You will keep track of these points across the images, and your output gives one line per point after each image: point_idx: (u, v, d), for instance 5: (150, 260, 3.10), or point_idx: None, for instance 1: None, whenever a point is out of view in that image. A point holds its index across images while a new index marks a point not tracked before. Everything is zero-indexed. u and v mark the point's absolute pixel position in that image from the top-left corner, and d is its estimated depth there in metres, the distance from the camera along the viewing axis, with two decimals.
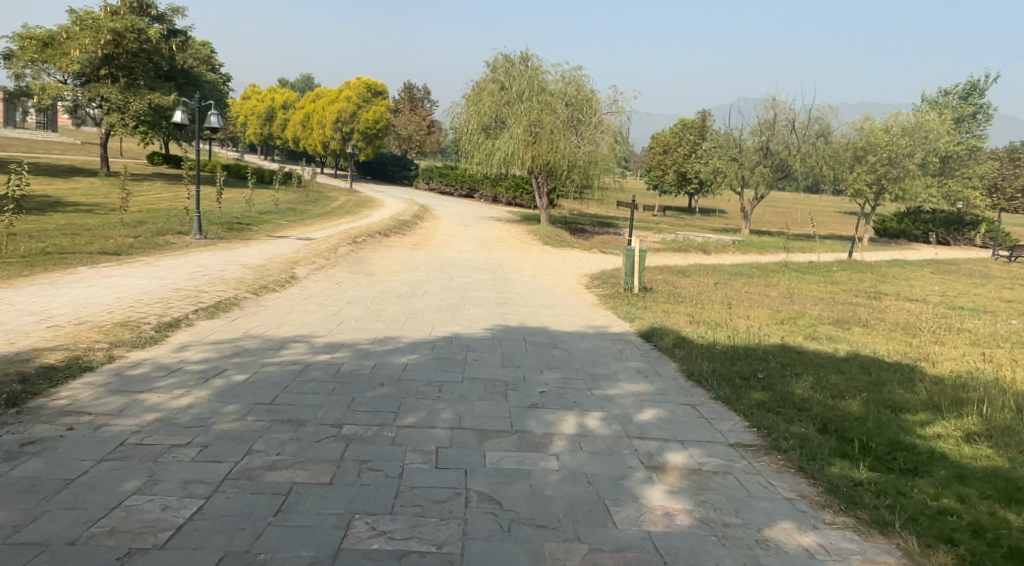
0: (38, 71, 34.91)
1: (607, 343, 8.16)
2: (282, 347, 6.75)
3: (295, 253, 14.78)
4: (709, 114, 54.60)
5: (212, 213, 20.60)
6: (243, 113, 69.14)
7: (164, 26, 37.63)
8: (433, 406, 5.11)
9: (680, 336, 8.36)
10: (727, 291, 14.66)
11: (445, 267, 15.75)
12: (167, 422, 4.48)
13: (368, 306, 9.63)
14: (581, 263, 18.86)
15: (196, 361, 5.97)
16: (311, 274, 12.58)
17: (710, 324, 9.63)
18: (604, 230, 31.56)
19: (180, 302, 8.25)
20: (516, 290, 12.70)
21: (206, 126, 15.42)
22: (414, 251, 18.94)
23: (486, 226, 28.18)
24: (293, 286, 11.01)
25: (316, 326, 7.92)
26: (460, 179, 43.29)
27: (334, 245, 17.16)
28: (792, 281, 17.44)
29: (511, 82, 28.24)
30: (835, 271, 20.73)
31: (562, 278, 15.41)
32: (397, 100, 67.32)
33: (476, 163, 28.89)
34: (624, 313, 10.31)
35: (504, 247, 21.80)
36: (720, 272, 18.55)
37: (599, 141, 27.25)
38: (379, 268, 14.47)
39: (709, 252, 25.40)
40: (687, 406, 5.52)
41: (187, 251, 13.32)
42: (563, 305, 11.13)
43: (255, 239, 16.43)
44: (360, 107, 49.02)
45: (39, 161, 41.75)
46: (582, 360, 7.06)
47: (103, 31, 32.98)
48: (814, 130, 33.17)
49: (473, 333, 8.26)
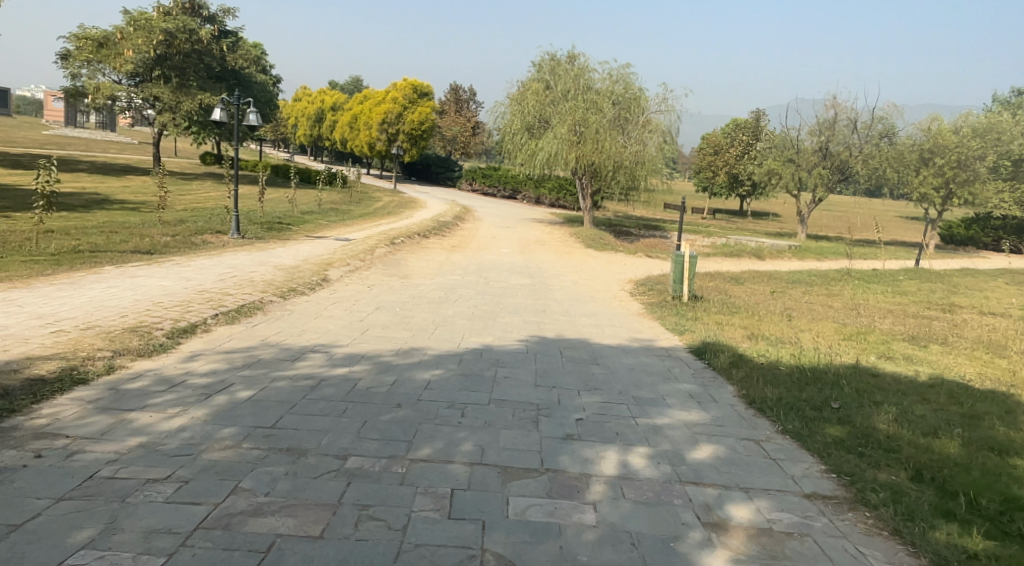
0: (94, 71, 35.75)
1: (654, 359, 7.40)
2: (298, 358, 6.20)
3: (330, 254, 14.39)
4: (763, 114, 53.03)
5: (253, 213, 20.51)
6: (293, 114, 70.18)
7: (215, 26, 38.28)
8: (453, 435, 4.45)
9: (736, 354, 7.55)
10: (784, 302, 13.66)
11: (483, 270, 15.16)
12: (150, 448, 3.94)
13: (398, 312, 9.06)
14: (626, 267, 18.05)
15: (202, 372, 5.46)
16: (344, 277, 12.12)
17: (770, 340, 8.77)
18: (650, 234, 30.57)
19: (200, 305, 7.82)
20: (556, 297, 12.00)
21: (245, 124, 15.12)
22: (453, 253, 18.42)
23: (529, 228, 27.54)
24: (324, 289, 10.54)
25: (339, 334, 7.36)
26: (504, 180, 42.80)
27: (371, 246, 16.75)
28: (855, 291, 16.29)
29: (557, 81, 27.57)
30: (902, 280, 19.41)
31: (605, 283, 14.66)
32: (444, 101, 67.27)
33: (518, 164, 28.27)
34: (673, 324, 9.51)
35: (546, 250, 21.14)
36: (775, 280, 17.50)
37: (648, 141, 26.35)
38: (415, 271, 13.96)
39: (763, 258, 24.25)
40: (749, 442, 4.75)
41: (221, 251, 13.05)
42: (606, 315, 10.37)
43: (292, 239, 16.14)
44: (406, 108, 48.81)
45: (96, 160, 42.93)
46: (626, 380, 6.32)
47: (155, 31, 33.84)
48: (878, 130, 31.92)
49: (508, 345, 7.60)
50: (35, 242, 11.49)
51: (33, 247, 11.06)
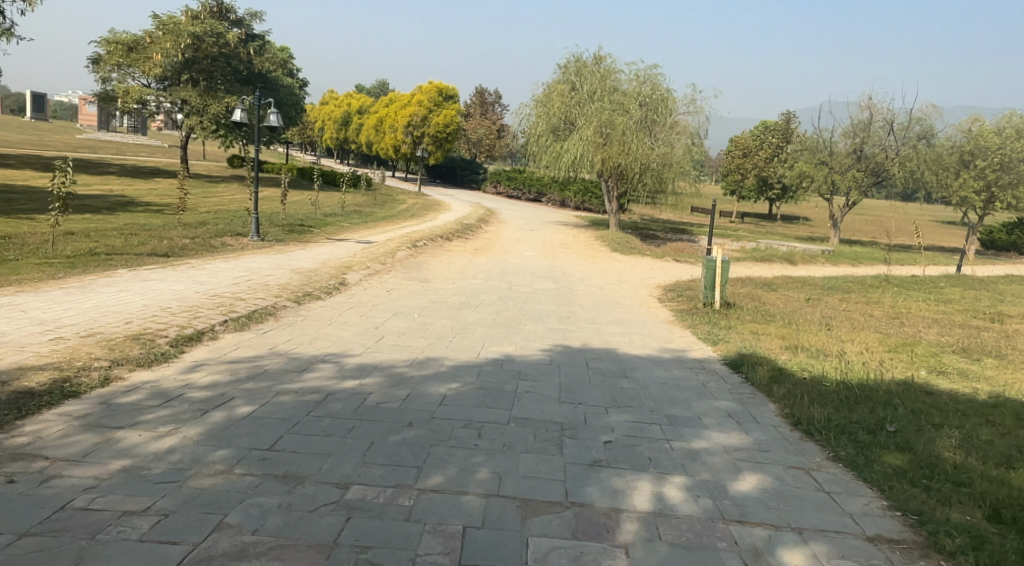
0: (123, 75, 35.94)
1: (687, 373, 6.91)
2: (306, 369, 5.82)
3: (350, 257, 14.10)
4: (793, 116, 52.04)
5: (276, 216, 20.38)
6: (319, 117, 70.62)
7: (242, 30, 38.44)
8: (467, 460, 4.02)
9: (777, 368, 7.02)
10: (821, 310, 13.05)
11: (506, 275, 14.79)
12: (133, 473, 3.57)
13: (416, 319, 8.66)
14: (654, 272, 17.52)
15: (203, 385, 5.11)
16: (362, 281, 11.79)
17: (811, 351, 8.22)
18: (677, 237, 29.93)
19: (210, 310, 7.50)
20: (581, 303, 11.53)
21: (265, 125, 14.88)
22: (476, 256, 18.09)
23: (553, 231, 27.10)
24: (341, 294, 10.20)
25: (352, 343, 6.99)
26: (528, 183, 42.46)
27: (392, 249, 16.44)
28: (895, 298, 15.61)
29: (582, 82, 27.10)
30: (943, 287, 18.64)
31: (632, 289, 14.16)
32: (468, 104, 67.21)
33: (543, 166, 27.85)
34: (705, 334, 9.01)
35: (570, 254, 20.71)
36: (809, 287, 16.83)
37: (676, 142, 25.79)
38: (437, 275, 13.63)
39: (795, 263, 23.54)
40: (799, 471, 4.26)
41: (239, 253, 12.81)
42: (635, 322, 9.87)
43: (312, 242, 15.91)
44: (431, 111, 48.59)
45: (125, 163, 43.40)
46: (658, 396, 5.85)
47: (183, 35, 34.09)
48: (914, 132, 30.97)
49: (530, 356, 7.16)
50: (53, 244, 11.33)
51: (50, 249, 10.89)
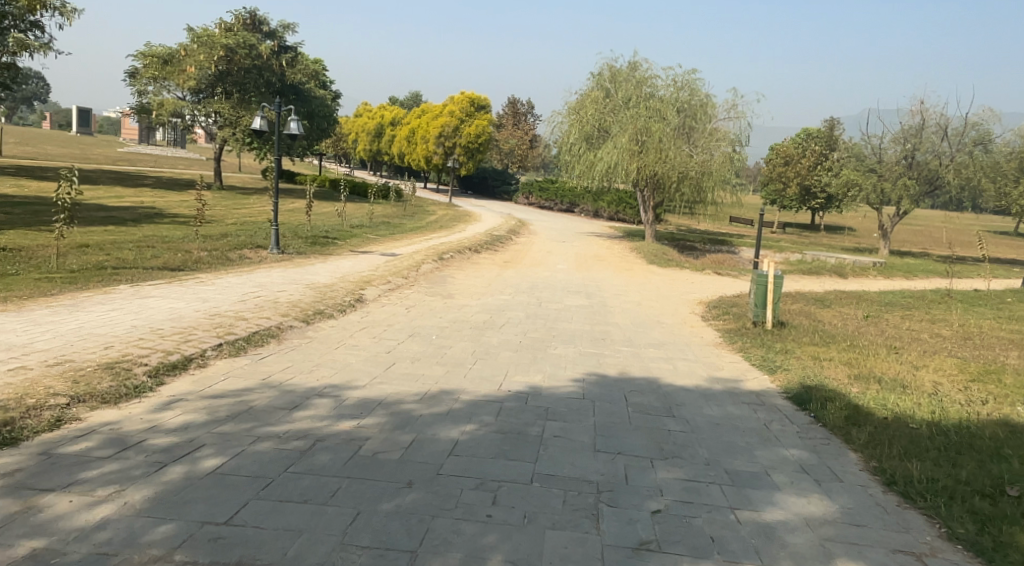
0: (159, 88, 36.21)
1: (745, 411, 5.95)
2: (298, 406, 4.98)
3: (371, 271, 13.40)
4: (837, 123, 50.53)
5: (301, 228, 19.87)
6: (353, 129, 70.80)
7: (275, 42, 38.32)
8: (477, 541, 3.14)
9: (853, 406, 5.99)
10: (881, 331, 11.91)
11: (535, 289, 13.96)
12: (40, 561, 2.76)
13: (434, 341, 7.81)
14: (694, 286, 16.48)
15: (170, 429, 4.30)
16: (381, 297, 11.03)
17: (886, 385, 7.15)
18: (716, 249, 28.72)
19: (205, 332, 6.75)
20: (617, 322, 10.57)
21: (286, 133, 14.25)
22: (504, 269, 17.32)
23: (587, 242, 26.15)
24: (355, 312, 9.40)
25: (357, 371, 6.15)
26: (561, 194, 41.63)
27: (416, 262, 15.69)
28: (961, 317, 14.40)
29: (617, 89, 26.26)
30: (1011, 303, 17.33)
31: (673, 305, 13.20)
32: (502, 116, 66.94)
33: (575, 176, 26.93)
34: (760, 360, 8.03)
35: (604, 266, 19.81)
36: (863, 303, 15.63)
37: (716, 149, 24.70)
38: (462, 290, 12.84)
39: (846, 276, 22.23)
40: (910, 558, 3.30)
41: (256, 267, 12.17)
42: (678, 346, 8.88)
43: (334, 255, 15.27)
44: (463, 121, 48.23)
45: (161, 175, 43.67)
46: (713, 442, 4.89)
47: (217, 47, 34.02)
48: (970, 138, 29.85)
49: (561, 388, 6.25)
50: (60, 257, 10.80)
51: (55, 262, 10.33)
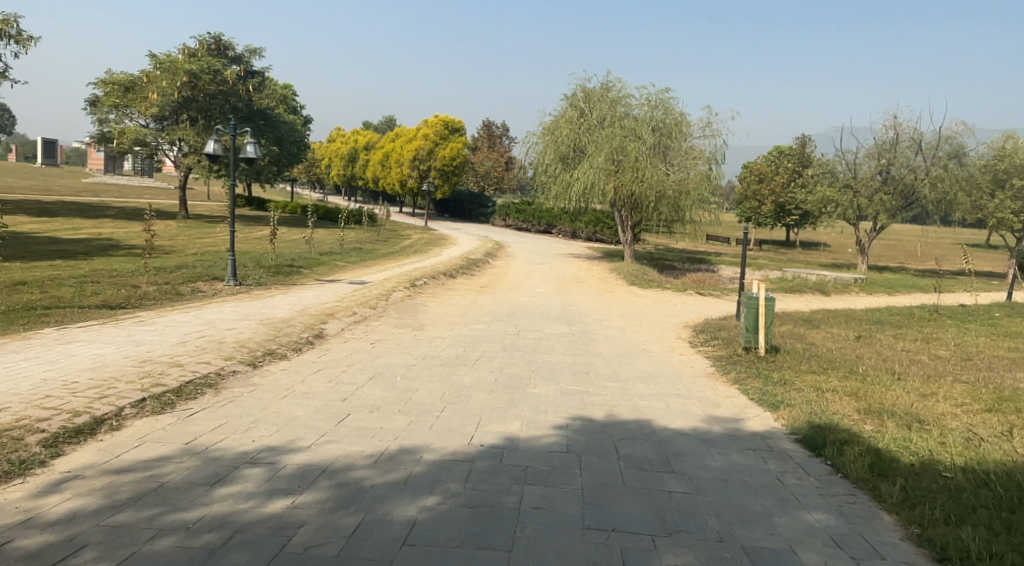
0: (121, 116, 35.17)
1: (753, 459, 5.19)
2: (221, 481, 4.09)
3: (336, 302, 12.51)
4: (808, 141, 50.94)
5: (265, 256, 18.95)
6: (326, 155, 69.94)
7: (242, 67, 37.44)
8: None
9: (875, 451, 5.25)
10: (878, 353, 11.32)
11: (512, 316, 13.20)
12: None
13: (398, 383, 6.94)
14: (678, 308, 15.82)
15: (48, 523, 3.41)
16: (345, 331, 10.15)
17: (901, 421, 6.44)
18: (696, 268, 28.26)
19: (128, 384, 5.84)
20: (601, 352, 9.78)
21: (241, 157, 13.35)
22: (480, 294, 16.57)
23: (565, 264, 25.48)
24: (313, 350, 8.49)
25: (304, 427, 5.27)
26: (537, 215, 41.11)
27: (386, 290, 14.84)
28: (954, 335, 13.95)
29: (592, 108, 25.79)
30: (999, 319, 17.01)
31: (658, 330, 12.49)
32: (476, 139, 66.70)
33: (552, 197, 26.31)
34: (760, 394, 7.29)
35: (584, 288, 19.15)
36: (852, 322, 15.10)
37: (693, 168, 24.32)
38: (433, 320, 12.03)
39: (829, 293, 21.84)
40: None
41: (209, 302, 11.25)
42: (670, 379, 8.09)
43: (298, 285, 14.37)
44: (437, 144, 47.73)
45: (125, 205, 42.40)
46: (723, 509, 4.11)
47: (179, 73, 32.98)
48: (945, 151, 29.94)
49: (543, 439, 5.41)
50: None
51: None
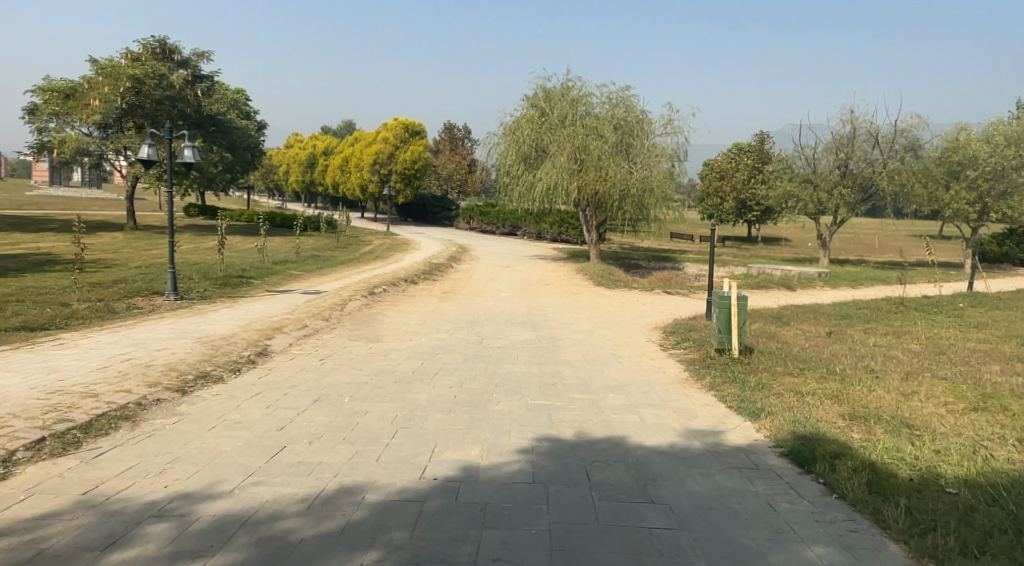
0: (62, 124, 33.67)
1: (739, 480, 4.67)
2: (116, 543, 3.42)
3: (286, 315, 11.74)
4: (767, 138, 51.53)
5: (215, 267, 18.01)
6: (283, 161, 68.36)
7: (189, 71, 36.05)
8: None
9: (870, 465, 4.76)
10: (851, 350, 10.98)
11: (476, 323, 12.60)
12: None
13: (345, 406, 6.28)
14: (646, 308, 15.39)
15: None
16: (293, 347, 9.42)
17: (890, 427, 5.99)
18: (661, 267, 28.02)
19: (27, 423, 5.09)
20: (568, 359, 9.22)
21: (179, 162, 12.46)
22: (443, 300, 15.96)
23: (530, 266, 24.96)
24: (254, 370, 7.76)
25: (230, 466, 4.60)
26: (501, 217, 40.59)
27: (342, 299, 14.10)
28: (923, 327, 13.84)
29: (552, 107, 25.31)
30: (963, 309, 17.06)
31: (627, 333, 12.02)
32: (437, 142, 65.98)
33: (515, 198, 25.76)
34: (738, 402, 6.80)
35: (550, 291, 18.67)
36: (821, 317, 14.85)
37: (656, 165, 24.10)
38: (390, 330, 11.36)
39: (795, 288, 21.73)
40: None
41: (144, 319, 10.40)
42: (642, 387, 7.55)
43: (247, 298, 13.55)
44: (397, 148, 46.93)
45: (71, 217, 40.62)
46: (711, 548, 3.57)
47: (122, 78, 31.54)
48: (901, 145, 30.48)
49: (504, 466, 4.79)
50: None
51: None
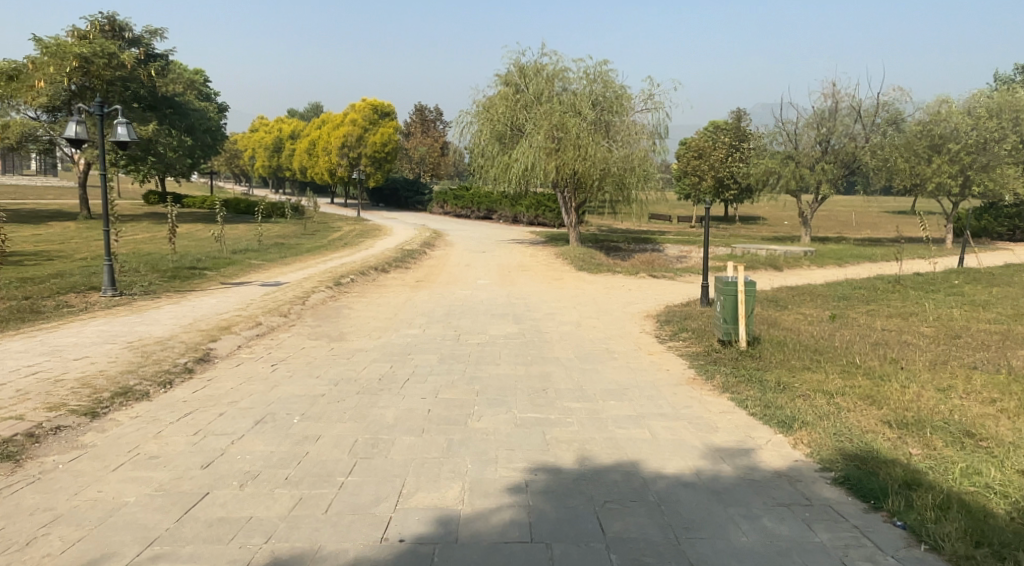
0: (7, 108, 31.73)
1: (795, 523, 3.64)
2: None
3: (239, 311, 10.52)
4: (743, 115, 51.26)
5: (166, 259, 16.62)
6: (249, 146, 66.05)
7: (141, 50, 33.99)
8: None
9: (957, 499, 3.76)
10: (863, 336, 10.05)
11: (452, 314, 11.52)
12: None
13: (293, 428, 5.15)
14: (634, 294, 14.37)
15: None
16: (242, 349, 8.25)
17: (951, 439, 5.02)
18: (642, 249, 27.07)
19: None
20: (556, 357, 8.15)
21: (112, 141, 11.07)
22: (415, 290, 14.84)
23: (508, 251, 23.84)
24: (190, 382, 6.59)
25: (124, 529, 3.50)
26: (475, 201, 39.38)
27: (305, 291, 12.88)
28: (928, 308, 13.05)
29: (527, 84, 24.06)
30: (960, 286, 16.38)
31: (617, 322, 11.01)
32: (409, 124, 64.23)
33: (490, 180, 24.53)
34: (763, 407, 5.78)
35: (530, 277, 17.61)
36: (818, 300, 13.93)
37: (636, 144, 23.01)
38: (357, 326, 10.22)
39: (783, 268, 20.92)
40: None
41: (74, 321, 9.17)
42: (647, 391, 6.48)
43: (199, 293, 12.27)
44: (367, 130, 45.34)
45: (21, 206, 38.44)
46: None
47: (68, 57, 29.21)
48: (883, 119, 30.56)
49: (491, 514, 3.70)
50: None
51: None
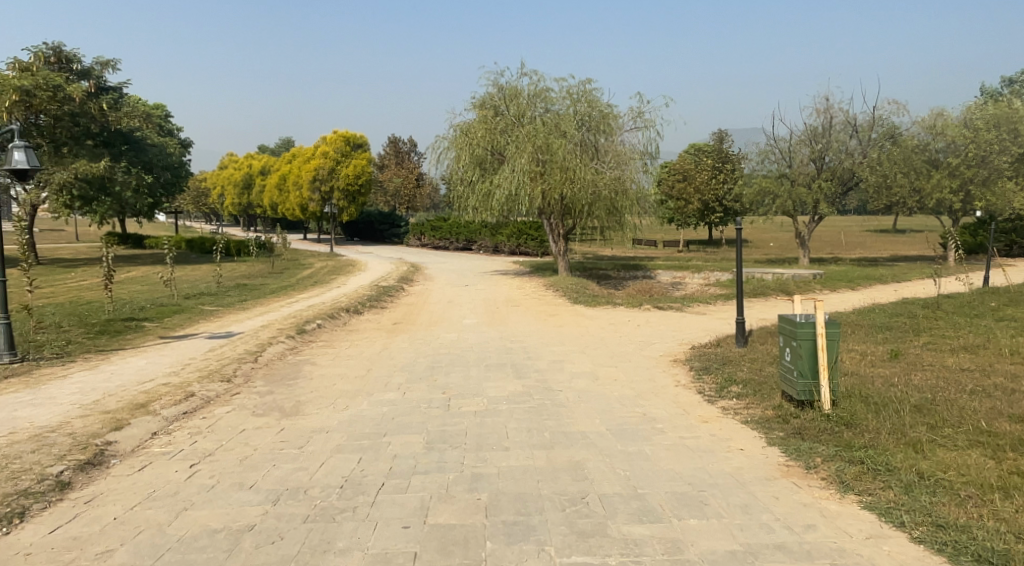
0: None
1: None
2: None
3: (168, 378, 8.26)
4: (725, 136, 50.27)
5: (100, 310, 14.25)
6: (217, 183, 63.47)
7: (92, 82, 31.71)
8: None
9: None
10: (949, 381, 8.10)
11: (438, 368, 9.40)
12: None
13: None
14: (648, 332, 12.38)
15: None
16: (157, 440, 6.02)
17: None
18: (633, 277, 25.28)
19: None
20: (584, 433, 6.05)
21: (7, 169, 8.90)
22: (392, 335, 12.70)
23: (493, 284, 21.82)
24: (55, 511, 4.38)
25: None
26: (454, 231, 37.41)
27: (259, 344, 10.65)
28: (989, 338, 11.26)
29: (508, 105, 22.27)
30: (1003, 308, 14.70)
31: (641, 372, 8.97)
32: (383, 155, 62.47)
33: (470, 210, 22.45)
34: (937, 534, 3.72)
35: (522, 313, 15.57)
36: (860, 332, 12.01)
37: (628, 166, 21.27)
38: (319, 391, 8.07)
39: (795, 294, 19.17)
40: None
41: None
42: (734, 496, 4.39)
43: (125, 353, 9.98)
44: (338, 162, 43.32)
45: None
46: None
47: (7, 90, 26.75)
48: (878, 133, 28.40)
49: None
50: None
51: None
